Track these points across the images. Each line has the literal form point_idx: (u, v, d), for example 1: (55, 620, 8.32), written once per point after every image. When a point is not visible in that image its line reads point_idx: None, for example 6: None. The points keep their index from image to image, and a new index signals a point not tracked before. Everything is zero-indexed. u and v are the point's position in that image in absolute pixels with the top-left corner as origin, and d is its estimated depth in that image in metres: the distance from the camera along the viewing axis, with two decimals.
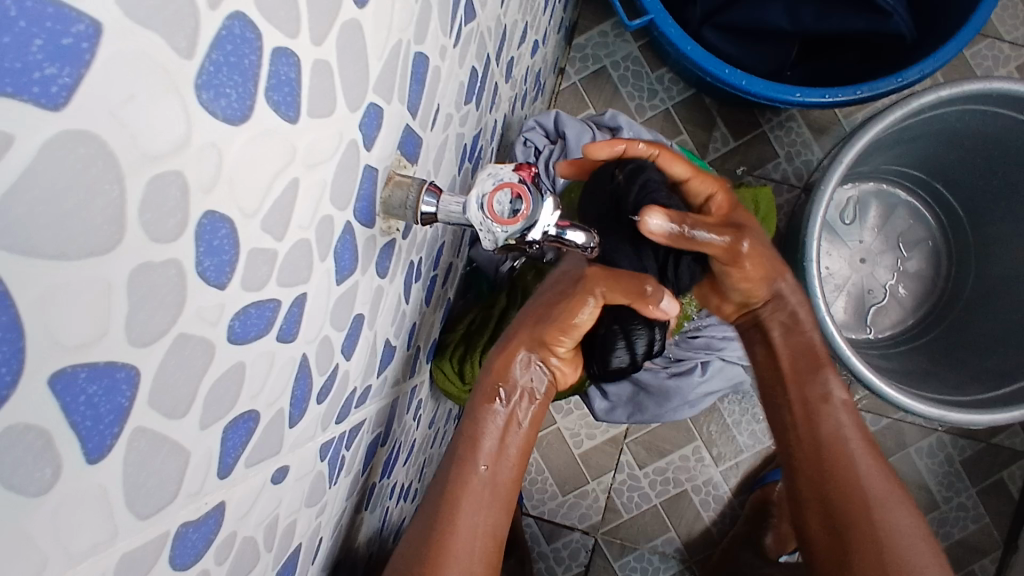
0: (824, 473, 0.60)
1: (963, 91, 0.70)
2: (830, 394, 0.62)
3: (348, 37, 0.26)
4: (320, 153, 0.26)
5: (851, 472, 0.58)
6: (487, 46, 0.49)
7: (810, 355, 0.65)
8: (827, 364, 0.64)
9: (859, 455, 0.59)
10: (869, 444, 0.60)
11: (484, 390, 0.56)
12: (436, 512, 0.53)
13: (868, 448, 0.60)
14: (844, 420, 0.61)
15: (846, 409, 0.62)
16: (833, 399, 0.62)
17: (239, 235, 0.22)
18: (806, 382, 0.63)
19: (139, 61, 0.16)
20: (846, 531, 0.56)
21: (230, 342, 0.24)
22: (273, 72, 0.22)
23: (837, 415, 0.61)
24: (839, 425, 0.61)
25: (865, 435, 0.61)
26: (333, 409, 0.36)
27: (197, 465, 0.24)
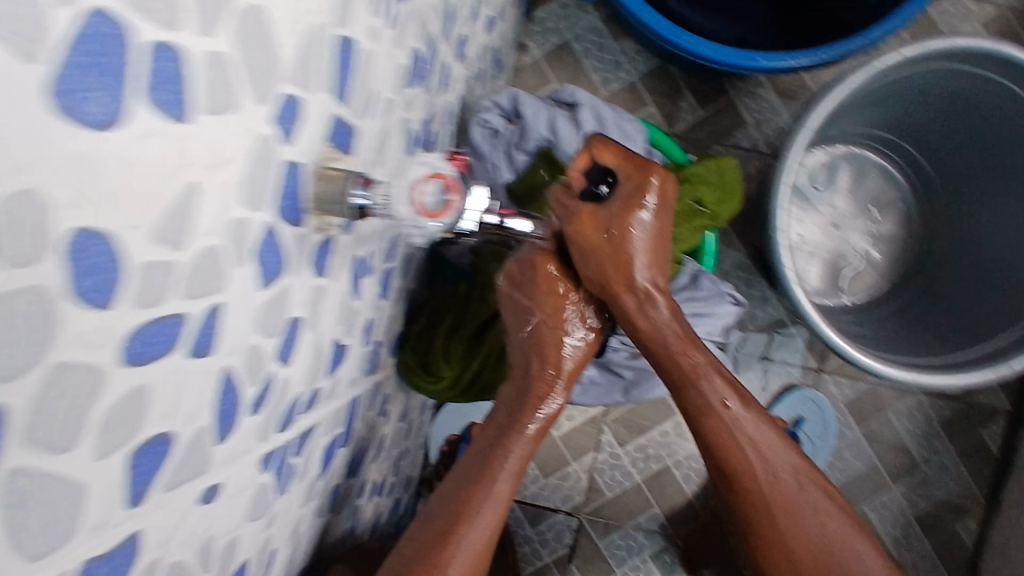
0: (732, 487, 0.55)
1: (929, 50, 0.69)
2: (714, 406, 0.55)
3: (251, 26, 0.24)
4: (223, 153, 0.24)
5: (756, 484, 0.54)
6: (431, 25, 0.47)
7: (688, 366, 0.55)
8: (708, 371, 0.55)
9: (764, 461, 0.54)
10: (777, 446, 0.55)
11: (520, 397, 0.56)
12: (441, 519, 0.49)
13: (779, 451, 0.55)
14: (749, 428, 0.55)
15: (746, 418, 0.55)
16: (718, 413, 0.55)
17: (125, 249, 0.20)
18: (691, 394, 0.55)
19: None
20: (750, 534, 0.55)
21: (127, 364, 0.22)
22: (154, 70, 0.20)
23: (732, 427, 0.54)
24: (741, 435, 0.54)
25: (771, 433, 0.55)
26: (272, 418, 0.34)
27: (101, 495, 0.22)
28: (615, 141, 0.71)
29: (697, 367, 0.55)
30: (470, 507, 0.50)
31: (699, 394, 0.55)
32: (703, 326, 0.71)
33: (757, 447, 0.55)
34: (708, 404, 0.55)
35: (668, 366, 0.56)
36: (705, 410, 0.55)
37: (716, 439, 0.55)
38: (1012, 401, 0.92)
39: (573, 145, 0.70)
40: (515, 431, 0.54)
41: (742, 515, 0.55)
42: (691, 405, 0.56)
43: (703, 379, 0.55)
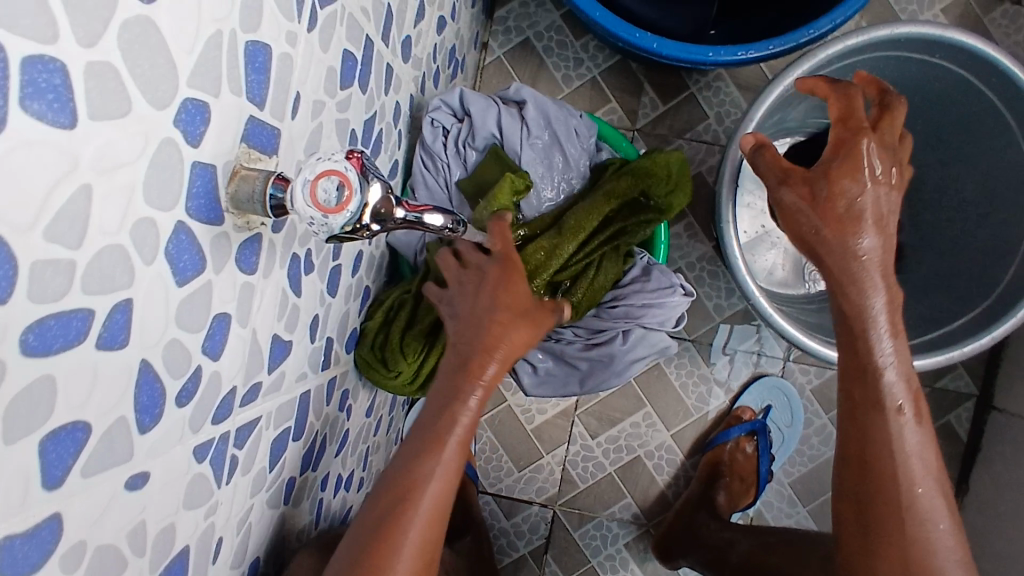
0: (865, 484, 0.50)
1: (873, 38, 0.70)
2: (891, 400, 0.49)
3: (135, 34, 0.25)
4: (117, 157, 0.25)
5: (896, 488, 0.49)
6: (364, 28, 0.48)
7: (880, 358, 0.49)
8: (895, 365, 0.49)
9: (906, 467, 0.49)
10: (929, 455, 0.50)
11: (461, 366, 0.52)
12: (389, 488, 0.47)
13: (924, 464, 0.49)
14: (908, 429, 0.49)
15: (912, 424, 0.49)
16: (893, 409, 0.49)
17: (17, 249, 0.22)
18: (865, 382, 0.50)
19: None
20: (869, 544, 0.50)
21: (26, 355, 0.23)
22: (27, 79, 0.21)
23: (899, 427, 0.49)
24: (904, 437, 0.49)
25: (929, 441, 0.50)
26: (205, 411, 0.36)
27: (9, 479, 0.24)
28: (558, 136, 0.75)
29: (881, 359, 0.49)
30: (415, 480, 0.47)
31: (872, 384, 0.49)
32: (654, 316, 0.74)
33: (912, 451, 0.49)
34: (881, 397, 0.49)
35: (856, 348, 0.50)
36: (875, 402, 0.49)
37: (860, 429, 0.50)
38: (978, 384, 0.93)
39: (520, 140, 0.73)
40: (462, 398, 0.50)
41: (864, 525, 0.50)
42: (856, 394, 0.50)
43: (887, 371, 0.49)
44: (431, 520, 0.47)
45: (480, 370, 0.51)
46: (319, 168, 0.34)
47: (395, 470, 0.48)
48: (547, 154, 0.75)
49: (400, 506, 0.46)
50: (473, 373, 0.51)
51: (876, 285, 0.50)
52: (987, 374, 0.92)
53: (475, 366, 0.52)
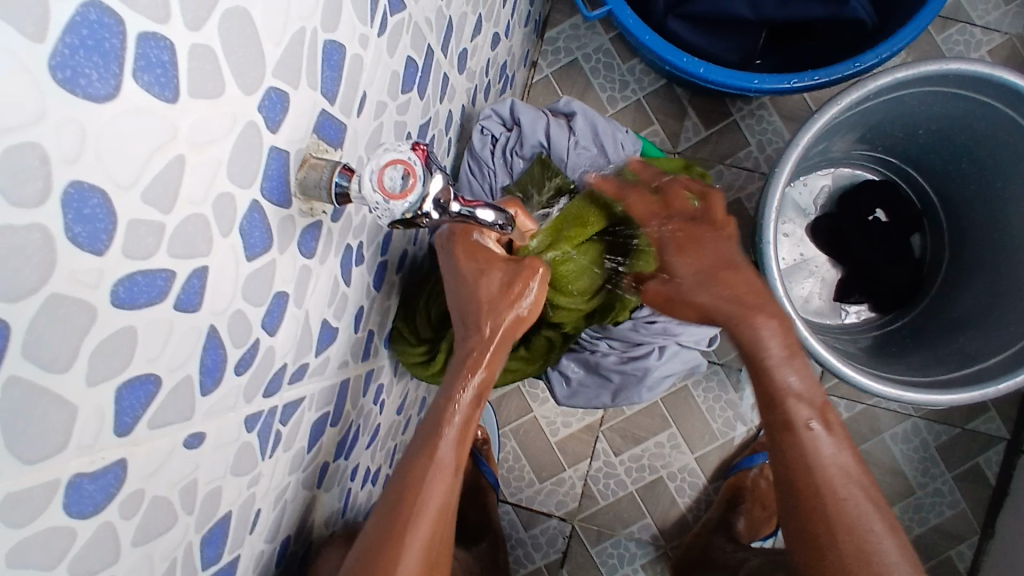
0: (799, 505, 0.57)
1: (921, 73, 0.70)
2: (798, 422, 0.58)
3: (234, 23, 0.28)
4: (208, 133, 0.28)
5: (823, 501, 0.55)
6: (427, 37, 0.51)
7: (782, 388, 0.60)
8: (800, 393, 0.59)
9: (829, 479, 0.56)
10: (849, 468, 0.57)
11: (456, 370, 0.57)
12: (401, 483, 0.52)
13: (845, 475, 0.56)
14: (820, 440, 0.57)
15: (824, 435, 0.58)
16: (802, 429, 0.58)
17: (116, 206, 0.24)
18: (774, 409, 0.60)
19: None
20: (814, 562, 0.55)
21: (115, 306, 0.25)
22: (141, 54, 0.24)
23: (810, 443, 0.58)
24: (819, 451, 0.57)
25: (848, 454, 0.58)
26: (258, 382, 0.38)
27: (87, 418, 0.26)
28: (604, 149, 0.77)
29: (783, 387, 0.59)
30: (419, 476, 0.52)
31: (779, 408, 0.59)
32: (688, 334, 0.78)
33: (831, 465, 0.57)
34: (790, 419, 0.59)
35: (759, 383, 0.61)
36: (784, 421, 0.59)
37: (782, 450, 0.59)
38: (1010, 428, 0.91)
39: (566, 149, 0.76)
40: (459, 388, 0.56)
41: (806, 540, 0.56)
42: (771, 422, 0.60)
43: (790, 396, 0.59)
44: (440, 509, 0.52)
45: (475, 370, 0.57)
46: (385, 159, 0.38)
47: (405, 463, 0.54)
48: (595, 163, 0.77)
49: (407, 495, 0.52)
50: (469, 370, 0.56)
51: (764, 319, 0.60)
52: (1020, 419, 0.91)
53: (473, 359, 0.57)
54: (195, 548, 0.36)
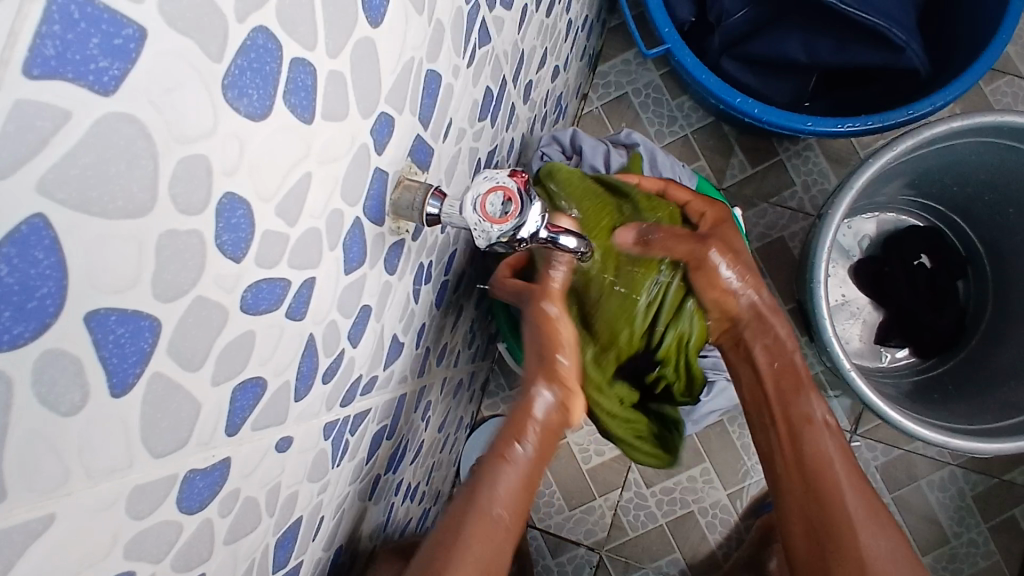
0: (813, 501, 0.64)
1: (976, 124, 0.72)
2: (813, 414, 0.67)
3: (362, 52, 0.30)
4: (332, 154, 0.30)
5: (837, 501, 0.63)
6: (503, 68, 0.53)
7: (796, 380, 0.69)
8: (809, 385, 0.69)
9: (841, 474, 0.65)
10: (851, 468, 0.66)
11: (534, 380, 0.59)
12: (451, 530, 0.53)
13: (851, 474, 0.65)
14: (828, 438, 0.66)
15: (831, 434, 0.67)
16: (816, 420, 0.67)
17: (256, 216, 0.25)
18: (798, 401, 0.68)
19: (169, 58, 0.19)
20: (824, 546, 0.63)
21: (243, 311, 0.27)
22: (292, 79, 0.25)
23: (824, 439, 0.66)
24: (827, 447, 0.66)
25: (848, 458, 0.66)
26: (338, 391, 0.39)
27: (208, 417, 0.27)
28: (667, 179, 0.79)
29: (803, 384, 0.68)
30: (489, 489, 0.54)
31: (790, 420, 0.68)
32: None
33: (837, 460, 0.66)
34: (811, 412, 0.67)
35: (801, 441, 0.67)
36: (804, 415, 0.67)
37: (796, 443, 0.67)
38: None
39: (625, 178, 0.77)
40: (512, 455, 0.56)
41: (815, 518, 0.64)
42: (792, 411, 0.68)
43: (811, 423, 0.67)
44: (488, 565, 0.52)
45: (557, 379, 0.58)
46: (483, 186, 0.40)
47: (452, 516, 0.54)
48: None
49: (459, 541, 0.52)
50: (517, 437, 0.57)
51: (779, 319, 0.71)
52: None
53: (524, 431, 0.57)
54: (269, 551, 0.37)
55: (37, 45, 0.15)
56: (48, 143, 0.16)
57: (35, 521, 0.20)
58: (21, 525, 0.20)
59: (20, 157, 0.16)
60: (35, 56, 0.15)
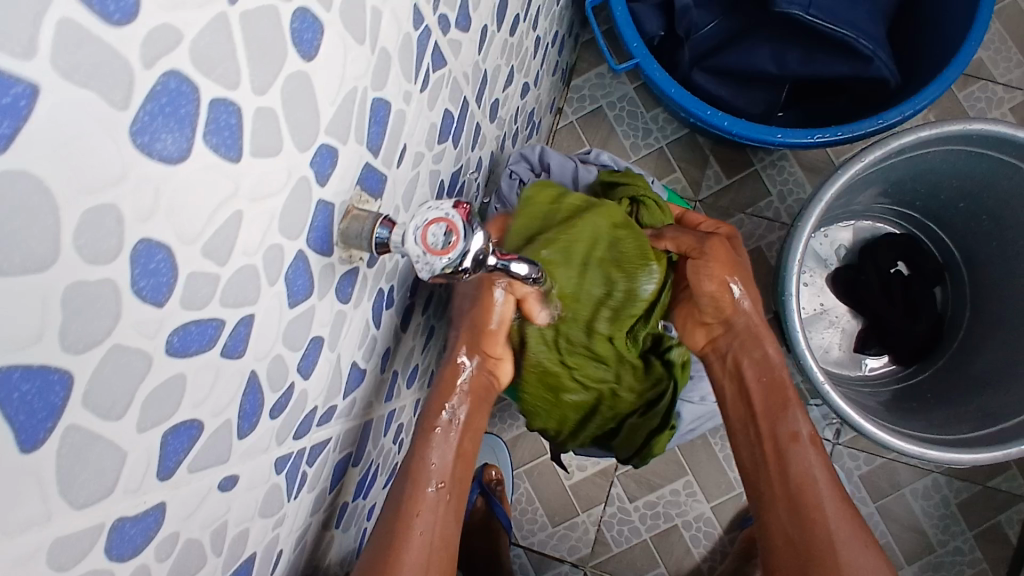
0: (791, 512, 0.61)
1: (944, 132, 0.71)
2: (799, 433, 0.64)
3: (294, 86, 0.29)
4: (265, 189, 0.29)
5: (820, 517, 0.60)
6: (463, 90, 0.53)
7: (783, 392, 0.66)
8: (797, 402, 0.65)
9: (825, 494, 0.61)
10: (840, 491, 0.62)
11: (435, 405, 0.61)
12: (391, 519, 0.54)
13: (840, 496, 0.61)
14: (812, 460, 0.63)
15: (815, 450, 0.63)
16: (802, 439, 0.63)
17: (178, 259, 0.25)
18: (783, 415, 0.65)
19: (65, 110, 0.19)
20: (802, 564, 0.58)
21: (170, 354, 0.26)
22: (212, 119, 0.25)
23: (807, 454, 0.63)
24: (813, 463, 0.62)
25: (835, 479, 0.63)
26: (290, 424, 0.39)
27: (136, 463, 0.26)
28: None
29: (789, 396, 0.66)
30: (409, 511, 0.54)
31: (785, 417, 0.64)
32: None
33: (821, 480, 0.62)
34: (795, 430, 0.64)
35: (772, 391, 0.66)
36: (789, 435, 0.64)
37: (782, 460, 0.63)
38: None
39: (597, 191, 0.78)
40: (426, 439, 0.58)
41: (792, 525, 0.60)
42: (776, 429, 0.65)
43: (791, 407, 0.65)
44: (429, 545, 0.53)
45: (449, 394, 0.61)
46: (428, 217, 0.38)
47: (393, 503, 0.55)
48: None
49: (397, 531, 0.53)
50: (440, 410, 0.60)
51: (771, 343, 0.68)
52: None
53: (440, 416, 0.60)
54: None
55: None
56: None
57: None
58: None
59: None
60: None
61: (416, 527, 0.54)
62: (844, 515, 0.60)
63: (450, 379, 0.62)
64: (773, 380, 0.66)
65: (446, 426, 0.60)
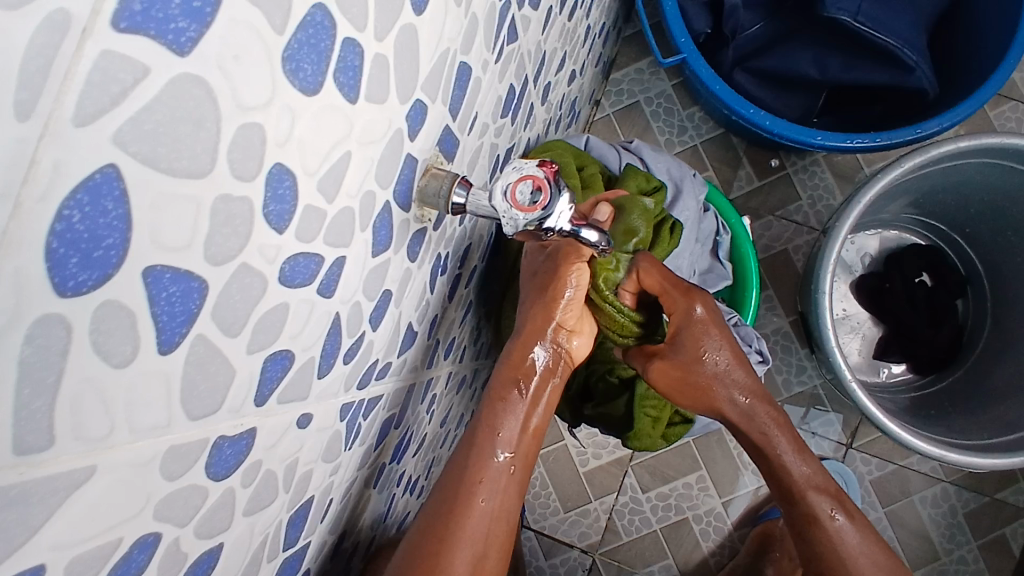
0: None
1: (982, 144, 0.73)
2: (818, 515, 0.62)
3: (405, 37, 0.30)
4: (372, 135, 0.30)
5: None
6: (526, 67, 0.54)
7: (790, 479, 0.63)
8: (809, 484, 0.63)
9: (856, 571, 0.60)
10: (876, 560, 0.60)
11: (506, 377, 0.59)
12: (450, 495, 0.54)
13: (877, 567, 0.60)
14: (841, 536, 0.61)
15: (846, 526, 0.61)
16: (822, 522, 0.61)
17: (300, 189, 0.26)
18: (795, 501, 0.63)
19: (239, 26, 0.20)
20: None
21: (280, 282, 0.27)
22: (342, 57, 0.26)
23: (833, 534, 0.61)
24: (840, 543, 0.61)
25: (871, 546, 0.61)
26: (356, 373, 0.40)
27: (241, 384, 0.27)
28: (681, 179, 0.81)
29: (796, 480, 0.63)
30: (473, 474, 0.55)
31: (802, 502, 0.62)
32: None
33: (857, 557, 0.60)
34: (813, 511, 0.62)
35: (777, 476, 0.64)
36: (807, 517, 0.62)
37: (806, 540, 0.63)
38: None
39: None
40: (501, 415, 0.57)
41: None
42: (792, 514, 0.63)
43: (809, 491, 0.63)
44: (490, 526, 0.54)
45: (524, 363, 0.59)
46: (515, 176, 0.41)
47: (456, 473, 0.55)
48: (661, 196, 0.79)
49: (457, 505, 0.54)
50: (512, 389, 0.58)
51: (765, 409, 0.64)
52: None
53: (507, 395, 0.58)
54: (282, 528, 0.37)
55: (125, 1, 0.16)
56: (127, 96, 0.17)
57: (77, 473, 0.20)
58: (66, 474, 0.20)
59: (102, 107, 0.16)
60: (124, 11, 0.16)
61: (477, 505, 0.54)
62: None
63: (524, 352, 0.60)
64: (776, 464, 0.64)
65: (519, 399, 0.58)
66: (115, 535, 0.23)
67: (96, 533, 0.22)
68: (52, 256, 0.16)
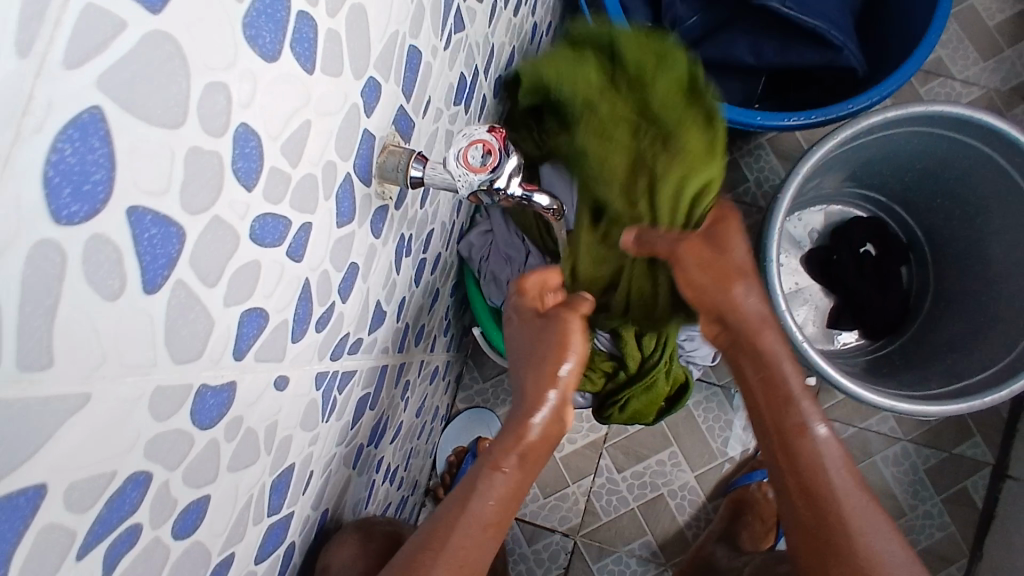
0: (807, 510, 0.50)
1: (909, 113, 0.78)
2: (807, 422, 0.52)
3: (355, 17, 0.33)
4: (329, 106, 0.33)
5: (843, 519, 0.49)
6: (475, 58, 0.57)
7: (783, 384, 0.53)
8: (802, 392, 0.53)
9: (840, 489, 0.50)
10: (856, 475, 0.51)
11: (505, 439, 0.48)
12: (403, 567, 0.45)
13: (857, 483, 0.51)
14: (825, 448, 0.51)
15: (832, 438, 0.52)
16: (811, 429, 0.51)
17: (264, 151, 0.28)
18: (785, 409, 0.52)
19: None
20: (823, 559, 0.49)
21: (251, 240, 0.29)
22: (297, 30, 0.28)
23: (819, 447, 0.51)
24: (827, 457, 0.51)
25: (847, 461, 0.52)
26: (328, 343, 0.42)
27: (219, 336, 0.29)
28: None
29: (791, 388, 0.53)
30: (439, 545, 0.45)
31: (790, 408, 0.52)
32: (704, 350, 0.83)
33: (834, 469, 0.51)
34: (789, 422, 0.52)
35: (771, 383, 0.53)
36: (798, 426, 0.52)
37: (788, 453, 0.52)
38: (994, 453, 0.96)
39: None
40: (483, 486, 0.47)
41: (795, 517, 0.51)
42: (777, 422, 0.52)
43: (803, 398, 0.52)
44: None
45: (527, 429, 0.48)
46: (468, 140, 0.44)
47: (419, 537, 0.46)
48: None
49: None
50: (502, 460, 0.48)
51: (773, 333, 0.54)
52: (1004, 445, 0.96)
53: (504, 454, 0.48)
54: (265, 492, 0.39)
55: None
56: (107, 47, 0.19)
57: (73, 399, 0.22)
58: (65, 398, 0.22)
59: (87, 54, 0.19)
60: None
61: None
62: (865, 507, 0.50)
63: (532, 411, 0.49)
64: (774, 375, 0.53)
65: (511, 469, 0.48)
66: (108, 468, 0.25)
67: (92, 462, 0.24)
68: (49, 185, 0.19)
